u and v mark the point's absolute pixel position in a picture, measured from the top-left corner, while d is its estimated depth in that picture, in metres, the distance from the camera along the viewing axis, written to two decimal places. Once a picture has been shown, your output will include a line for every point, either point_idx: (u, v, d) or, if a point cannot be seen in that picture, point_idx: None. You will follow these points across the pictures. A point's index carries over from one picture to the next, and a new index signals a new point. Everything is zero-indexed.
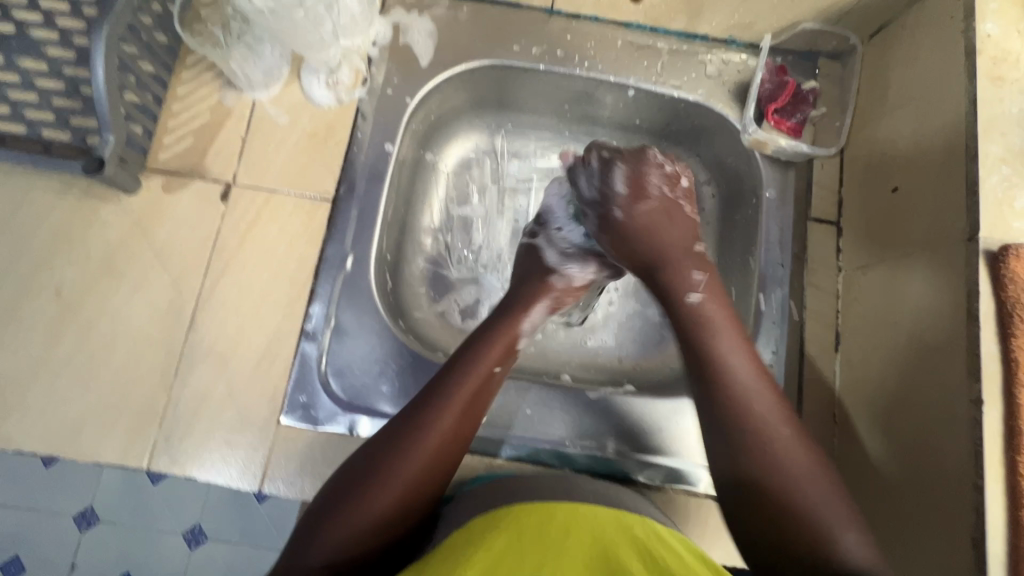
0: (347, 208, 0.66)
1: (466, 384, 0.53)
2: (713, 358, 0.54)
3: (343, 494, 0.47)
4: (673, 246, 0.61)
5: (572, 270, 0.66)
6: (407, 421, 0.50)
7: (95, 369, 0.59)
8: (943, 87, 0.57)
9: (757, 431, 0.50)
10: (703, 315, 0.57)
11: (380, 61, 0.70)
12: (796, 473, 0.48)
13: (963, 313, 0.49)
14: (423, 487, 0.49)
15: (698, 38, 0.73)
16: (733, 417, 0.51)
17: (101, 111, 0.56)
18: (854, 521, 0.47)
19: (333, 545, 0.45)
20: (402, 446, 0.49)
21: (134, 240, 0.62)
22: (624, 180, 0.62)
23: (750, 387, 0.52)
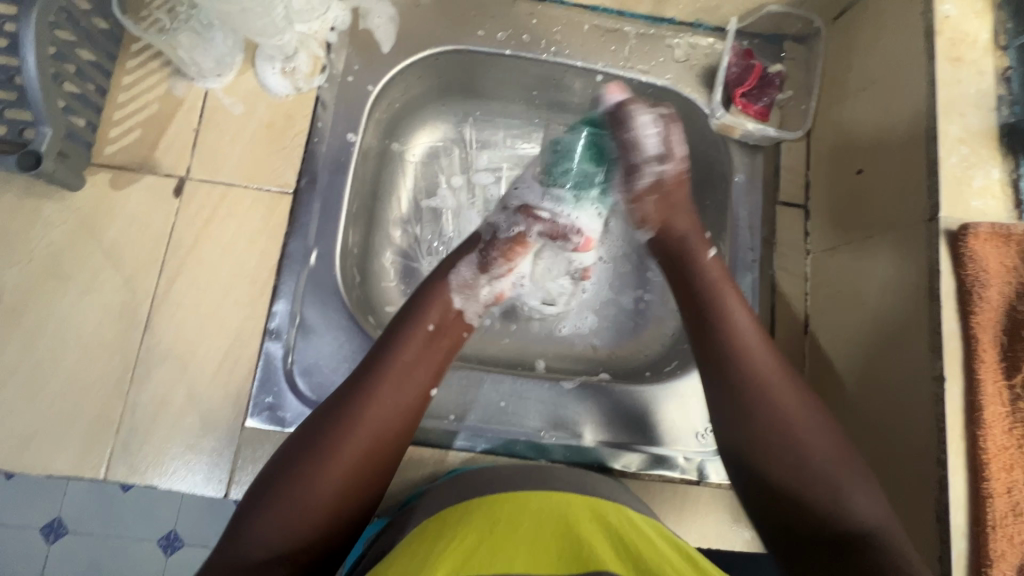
0: (310, 200, 0.63)
1: (402, 357, 0.53)
2: (720, 326, 0.54)
3: (288, 468, 0.46)
4: (688, 231, 0.61)
5: (557, 238, 0.68)
6: (351, 394, 0.50)
7: (43, 377, 0.56)
8: (903, 69, 0.57)
9: (767, 398, 0.51)
10: (709, 287, 0.57)
11: (340, 47, 0.67)
12: (804, 436, 0.49)
13: (925, 291, 0.50)
14: (374, 460, 0.48)
15: (665, 22, 0.73)
16: (743, 387, 0.52)
17: (36, 102, 0.52)
18: (864, 481, 0.48)
19: (277, 523, 0.44)
20: (346, 416, 0.49)
21: (81, 239, 0.59)
22: (657, 138, 0.61)
23: (757, 357, 0.53)
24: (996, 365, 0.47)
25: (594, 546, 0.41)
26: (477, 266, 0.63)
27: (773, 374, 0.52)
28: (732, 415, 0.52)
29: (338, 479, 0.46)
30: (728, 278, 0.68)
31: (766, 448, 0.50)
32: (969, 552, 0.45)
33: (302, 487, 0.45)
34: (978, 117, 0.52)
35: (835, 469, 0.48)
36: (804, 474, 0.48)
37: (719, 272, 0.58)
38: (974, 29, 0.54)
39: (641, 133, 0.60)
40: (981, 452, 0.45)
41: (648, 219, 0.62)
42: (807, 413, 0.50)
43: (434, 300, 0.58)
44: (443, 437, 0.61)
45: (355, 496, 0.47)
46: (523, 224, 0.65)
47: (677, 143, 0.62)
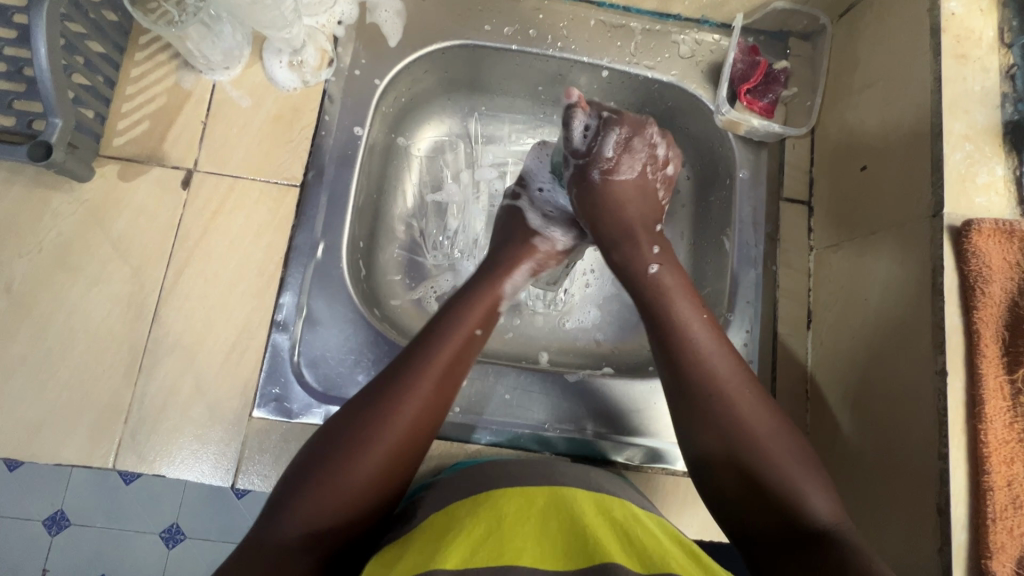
0: (317, 193, 0.63)
1: (446, 348, 0.53)
2: (675, 331, 0.54)
3: (322, 463, 0.46)
4: (635, 221, 0.63)
5: (555, 234, 0.67)
6: (387, 392, 0.49)
7: (51, 366, 0.57)
8: (909, 65, 0.57)
9: (722, 400, 0.51)
10: (659, 290, 0.57)
11: (347, 41, 0.68)
12: (760, 437, 0.50)
13: (928, 286, 0.50)
14: (410, 448, 0.49)
15: (671, 18, 0.73)
16: (699, 389, 0.52)
17: (47, 93, 0.52)
18: (820, 484, 0.48)
19: (314, 508, 0.44)
20: (383, 416, 0.48)
21: (90, 231, 0.59)
22: (614, 146, 0.63)
23: (709, 360, 0.52)
24: (998, 360, 0.47)
25: (600, 539, 0.41)
26: (529, 272, 0.64)
27: (732, 378, 0.52)
28: (693, 416, 0.52)
29: (371, 475, 0.46)
30: (731, 273, 0.69)
31: (722, 443, 0.50)
32: (969, 544, 0.46)
33: (339, 474, 0.46)
34: (982, 114, 0.52)
35: (791, 473, 0.48)
36: (760, 470, 0.48)
37: (677, 280, 0.58)
38: (979, 27, 0.54)
39: (611, 139, 0.62)
40: (982, 445, 0.46)
41: (619, 221, 0.66)
42: (763, 415, 0.51)
43: (469, 301, 0.57)
44: (447, 429, 0.62)
45: (390, 481, 0.48)
46: (550, 236, 0.66)
47: (641, 154, 0.64)
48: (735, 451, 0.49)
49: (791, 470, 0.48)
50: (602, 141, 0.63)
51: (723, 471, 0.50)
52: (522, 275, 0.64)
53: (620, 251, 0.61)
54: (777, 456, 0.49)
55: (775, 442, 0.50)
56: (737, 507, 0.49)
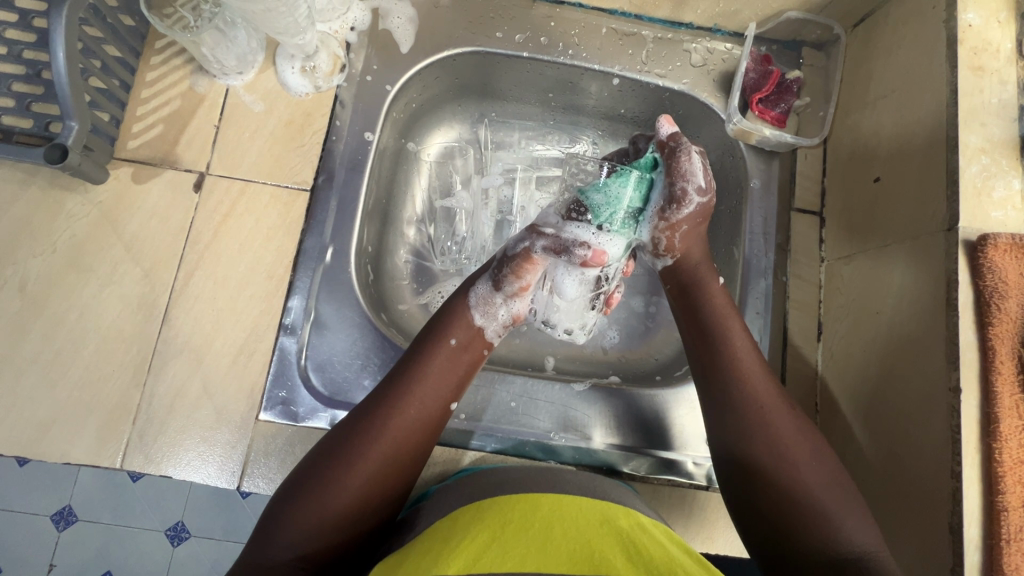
0: (326, 198, 0.64)
1: (428, 367, 0.54)
2: (721, 352, 0.56)
3: (312, 475, 0.47)
4: (698, 264, 0.62)
5: (536, 243, 0.60)
6: (376, 406, 0.51)
7: (63, 366, 0.57)
8: (925, 76, 0.57)
9: (763, 423, 0.52)
10: (712, 312, 0.58)
11: (359, 47, 0.68)
12: (798, 462, 0.50)
13: (942, 301, 0.50)
14: (399, 466, 0.50)
15: (682, 27, 0.73)
16: (740, 410, 0.53)
17: (64, 97, 0.53)
18: (857, 513, 0.48)
19: (306, 526, 0.45)
20: (370, 428, 0.49)
21: (103, 232, 0.60)
22: (680, 171, 0.59)
23: (753, 382, 0.54)
24: (1013, 377, 0.46)
25: (605, 552, 0.41)
26: (491, 284, 0.61)
27: (771, 402, 0.53)
28: (728, 437, 0.53)
29: (359, 486, 0.47)
30: (741, 284, 0.68)
31: (760, 461, 0.51)
32: (982, 565, 0.45)
33: (329, 491, 0.46)
34: (999, 127, 0.51)
35: (827, 501, 0.49)
36: (796, 492, 0.49)
37: (725, 303, 0.59)
38: (997, 38, 0.53)
39: (692, 164, 0.59)
40: (997, 465, 0.45)
41: (671, 247, 0.62)
42: (805, 440, 0.52)
43: (457, 318, 0.59)
44: (453, 437, 0.61)
45: (380, 497, 0.48)
46: (528, 241, 0.61)
47: (696, 176, 0.59)
48: (774, 472, 0.50)
49: (828, 497, 0.49)
50: (684, 163, 0.59)
51: (757, 493, 0.51)
52: (485, 287, 0.61)
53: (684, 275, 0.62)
54: (818, 485, 0.50)
55: (815, 468, 0.50)
56: (770, 531, 0.49)
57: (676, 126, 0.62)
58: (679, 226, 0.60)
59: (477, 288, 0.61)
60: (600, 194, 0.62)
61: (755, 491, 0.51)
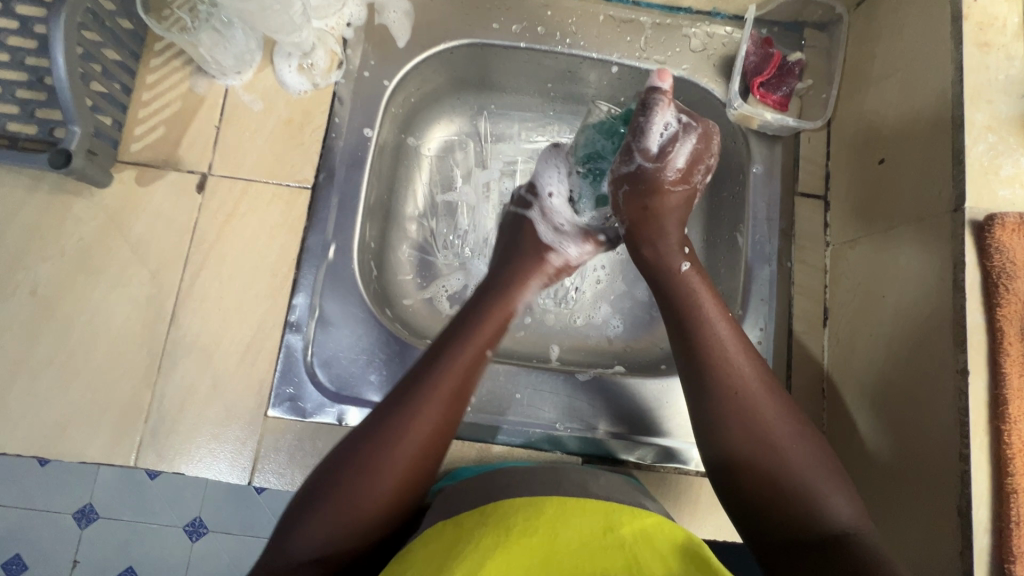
0: (328, 195, 0.64)
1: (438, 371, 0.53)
2: (699, 337, 0.55)
3: (324, 483, 0.48)
4: (670, 242, 0.61)
5: (567, 248, 0.68)
6: (383, 413, 0.51)
7: (76, 367, 0.58)
8: (929, 54, 0.56)
9: (747, 407, 0.51)
10: (690, 294, 0.57)
11: (356, 42, 0.68)
12: (783, 442, 0.50)
13: (948, 283, 0.49)
14: (416, 473, 0.49)
15: (681, 12, 0.72)
16: (721, 395, 0.52)
17: (65, 102, 0.54)
18: (843, 489, 0.48)
19: (323, 533, 0.45)
20: (376, 433, 0.49)
21: (110, 235, 0.61)
22: (645, 126, 0.61)
23: (734, 366, 0.53)
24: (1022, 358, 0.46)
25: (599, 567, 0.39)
26: (541, 285, 0.67)
27: (752, 385, 0.52)
28: (712, 423, 0.52)
29: (391, 482, 0.48)
30: (745, 271, 0.68)
31: (745, 444, 0.50)
32: (990, 547, 0.45)
33: (343, 497, 0.46)
34: (1006, 103, 0.50)
35: (815, 480, 0.48)
36: (784, 471, 0.49)
37: (704, 288, 0.58)
38: (1004, 12, 0.52)
39: (650, 123, 0.61)
40: (1006, 446, 0.45)
41: (619, 208, 0.64)
42: (787, 420, 0.51)
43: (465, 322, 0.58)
44: (460, 429, 0.62)
45: (398, 504, 0.48)
46: (575, 252, 0.69)
47: (656, 130, 0.61)
48: (759, 445, 0.50)
49: (812, 469, 0.49)
50: (643, 120, 0.61)
51: (744, 477, 0.50)
52: (536, 286, 0.66)
53: (651, 249, 0.61)
54: (802, 462, 0.49)
55: (798, 440, 0.50)
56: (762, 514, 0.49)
57: (672, 79, 0.60)
58: (628, 183, 0.62)
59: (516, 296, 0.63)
60: (588, 131, 0.69)
61: (743, 475, 0.50)
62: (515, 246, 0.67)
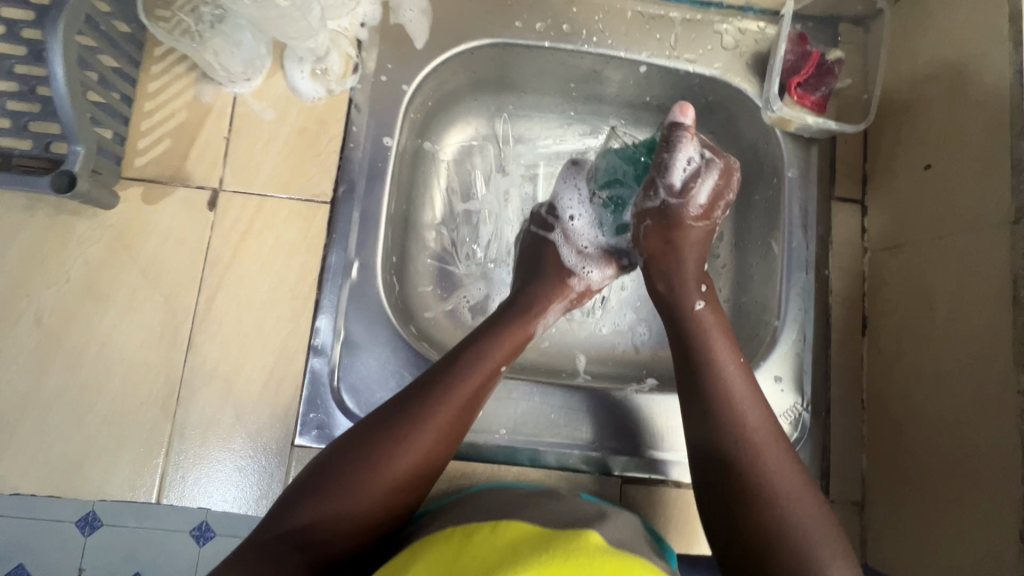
0: (348, 210, 0.60)
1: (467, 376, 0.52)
2: (708, 368, 0.53)
3: (331, 467, 0.46)
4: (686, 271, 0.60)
5: (590, 272, 0.65)
6: (408, 403, 0.49)
7: (88, 400, 0.55)
8: (983, 55, 0.53)
9: (751, 450, 0.49)
10: (700, 328, 0.56)
11: (371, 44, 0.64)
12: (785, 493, 0.47)
13: (1007, 298, 0.48)
14: (422, 472, 0.48)
15: (712, 6, 0.68)
16: (727, 434, 0.50)
17: (65, 118, 0.49)
18: (839, 552, 0.45)
19: (321, 515, 0.44)
20: (397, 424, 0.48)
21: (117, 258, 0.57)
22: (669, 162, 0.59)
23: (739, 404, 0.51)
24: None
25: None
26: (563, 309, 0.64)
27: (758, 427, 0.50)
28: (714, 460, 0.50)
29: (376, 501, 0.45)
30: (781, 280, 0.66)
31: (746, 485, 0.48)
32: None
33: (348, 485, 0.45)
34: None
35: (810, 541, 0.45)
36: (779, 523, 0.46)
37: (721, 330, 0.56)
38: None
39: (675, 160, 0.59)
40: None
41: (642, 240, 0.62)
42: (790, 468, 0.49)
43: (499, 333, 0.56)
44: (494, 451, 0.60)
45: (398, 502, 0.46)
46: (596, 277, 0.65)
47: (679, 167, 0.59)
48: (754, 471, 0.48)
49: (805, 505, 0.47)
50: (668, 156, 0.59)
51: (737, 524, 0.47)
52: (557, 310, 0.63)
53: (664, 286, 0.60)
54: (801, 516, 0.46)
55: (797, 490, 0.48)
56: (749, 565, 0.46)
57: (694, 114, 0.59)
58: (653, 219, 0.61)
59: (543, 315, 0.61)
60: (609, 156, 0.66)
61: (736, 521, 0.47)
62: (536, 270, 0.64)
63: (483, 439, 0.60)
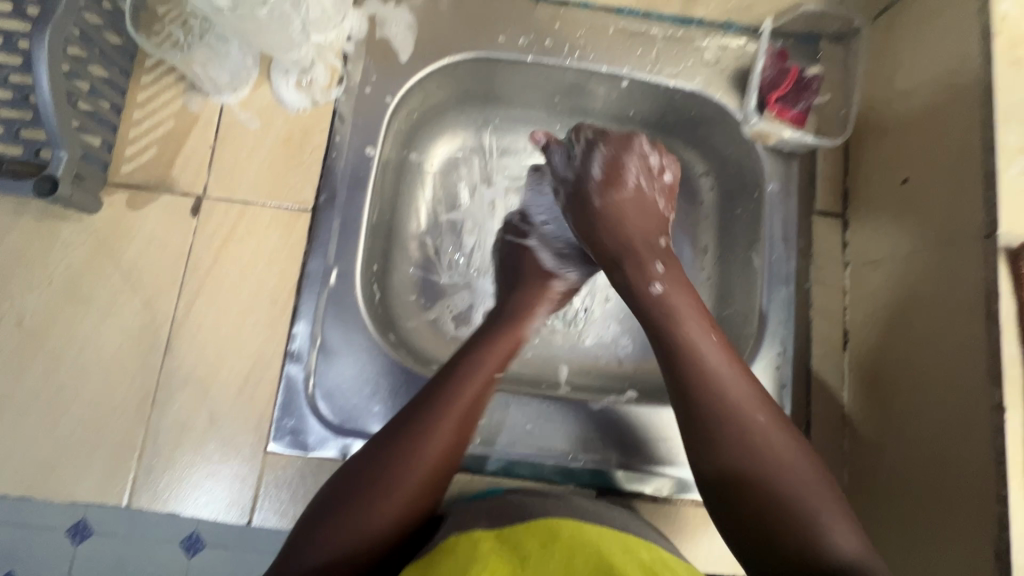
0: (328, 218, 0.61)
1: (467, 385, 0.50)
2: (679, 345, 0.51)
3: (344, 490, 0.45)
4: (637, 241, 0.58)
5: (570, 272, 0.65)
6: (409, 421, 0.48)
7: (64, 402, 0.55)
8: (956, 71, 0.53)
9: (738, 422, 0.47)
10: (666, 307, 0.54)
11: (357, 57, 0.65)
12: (780, 461, 0.46)
13: (981, 313, 0.47)
14: (429, 487, 0.47)
15: (694, 23, 0.69)
16: (707, 408, 0.48)
17: (50, 125, 0.51)
18: (843, 515, 0.44)
19: (338, 542, 0.43)
20: (404, 442, 0.47)
21: (100, 262, 0.58)
22: (599, 165, 0.60)
23: (718, 376, 0.49)
24: None
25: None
26: (546, 312, 0.63)
27: (741, 399, 0.48)
28: (701, 438, 0.48)
29: (393, 514, 0.45)
30: (761, 293, 0.66)
31: (739, 457, 0.46)
32: None
33: (359, 508, 0.44)
34: None
35: (812, 507, 0.44)
36: (778, 491, 0.45)
37: (694, 306, 0.54)
38: None
39: (558, 157, 0.62)
40: None
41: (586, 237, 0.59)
42: (779, 435, 0.47)
43: (496, 341, 0.56)
44: (469, 460, 0.60)
45: (410, 519, 0.45)
46: (585, 275, 0.65)
47: (584, 162, 0.60)
48: (742, 448, 0.47)
49: (815, 490, 0.45)
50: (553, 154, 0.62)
51: (736, 499, 0.46)
52: (539, 314, 0.62)
53: (629, 272, 0.56)
54: (798, 479, 0.45)
55: (791, 455, 0.46)
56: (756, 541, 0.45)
57: (543, 134, 0.63)
58: (591, 216, 0.59)
59: (534, 315, 0.61)
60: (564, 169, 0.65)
61: (734, 496, 0.46)
62: (521, 276, 0.64)
63: None
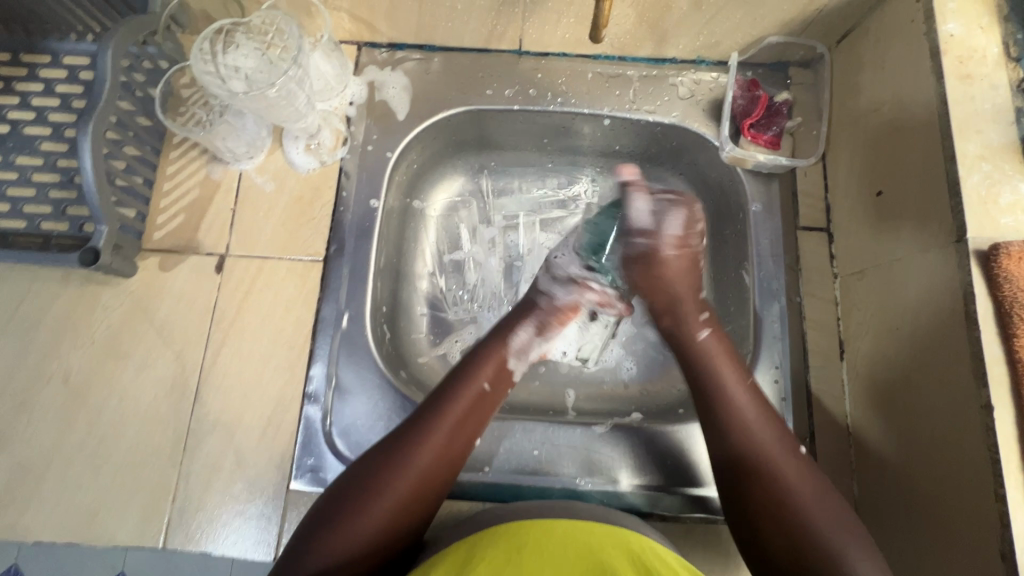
0: (338, 266, 0.66)
1: (455, 403, 0.54)
2: (718, 389, 0.55)
3: (339, 503, 0.48)
4: (684, 295, 0.61)
5: (560, 294, 0.65)
6: (397, 441, 0.51)
7: (106, 451, 0.60)
8: (913, 89, 0.57)
9: (774, 466, 0.51)
10: (704, 355, 0.58)
11: (359, 119, 0.72)
12: (805, 500, 0.49)
13: (960, 315, 0.49)
14: (414, 503, 0.49)
15: (666, 62, 0.74)
16: (746, 450, 0.52)
17: (92, 203, 0.58)
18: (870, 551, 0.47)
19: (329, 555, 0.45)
20: (395, 459, 0.50)
21: (135, 320, 0.64)
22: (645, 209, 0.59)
23: (754, 425, 0.53)
24: None
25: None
26: (535, 330, 0.64)
27: (774, 442, 0.52)
28: (735, 479, 0.52)
29: (380, 524, 0.47)
30: (755, 309, 0.68)
31: (766, 498, 0.50)
32: None
33: (348, 523, 0.46)
34: (997, 132, 0.50)
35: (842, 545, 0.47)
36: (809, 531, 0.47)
37: (723, 349, 0.58)
38: (982, 45, 0.53)
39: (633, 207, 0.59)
40: None
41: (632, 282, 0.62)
42: (808, 475, 0.51)
43: (489, 358, 0.59)
44: (480, 488, 0.62)
45: (403, 527, 0.48)
46: (575, 293, 0.66)
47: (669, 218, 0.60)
48: (777, 488, 0.50)
49: (839, 532, 0.47)
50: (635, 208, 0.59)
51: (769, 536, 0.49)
52: (524, 332, 0.63)
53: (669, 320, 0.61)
54: (821, 518, 0.48)
55: (818, 496, 0.49)
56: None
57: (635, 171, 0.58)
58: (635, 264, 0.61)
59: (518, 332, 0.62)
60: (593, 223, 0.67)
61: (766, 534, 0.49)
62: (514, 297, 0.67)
63: (467, 479, 0.62)
